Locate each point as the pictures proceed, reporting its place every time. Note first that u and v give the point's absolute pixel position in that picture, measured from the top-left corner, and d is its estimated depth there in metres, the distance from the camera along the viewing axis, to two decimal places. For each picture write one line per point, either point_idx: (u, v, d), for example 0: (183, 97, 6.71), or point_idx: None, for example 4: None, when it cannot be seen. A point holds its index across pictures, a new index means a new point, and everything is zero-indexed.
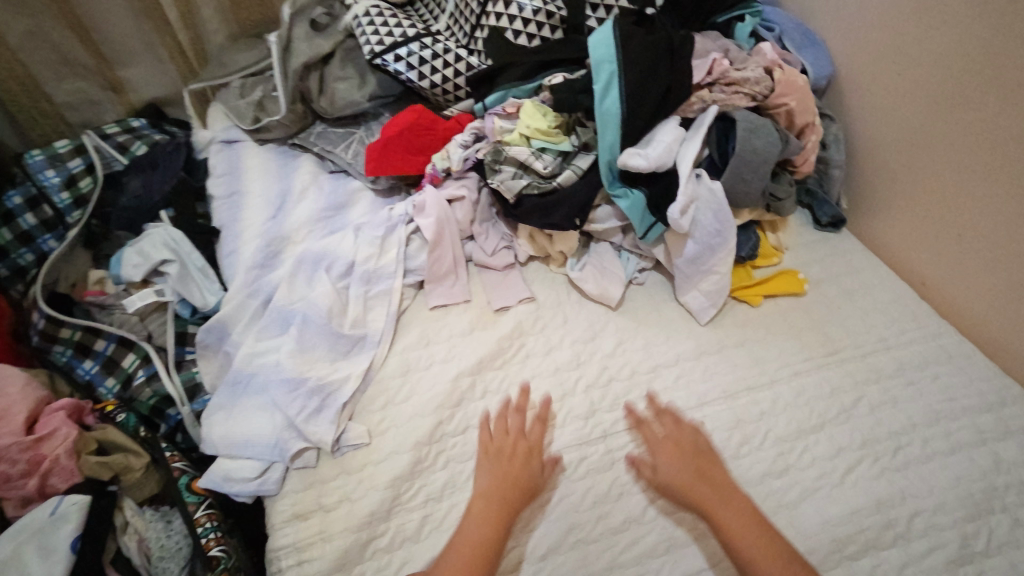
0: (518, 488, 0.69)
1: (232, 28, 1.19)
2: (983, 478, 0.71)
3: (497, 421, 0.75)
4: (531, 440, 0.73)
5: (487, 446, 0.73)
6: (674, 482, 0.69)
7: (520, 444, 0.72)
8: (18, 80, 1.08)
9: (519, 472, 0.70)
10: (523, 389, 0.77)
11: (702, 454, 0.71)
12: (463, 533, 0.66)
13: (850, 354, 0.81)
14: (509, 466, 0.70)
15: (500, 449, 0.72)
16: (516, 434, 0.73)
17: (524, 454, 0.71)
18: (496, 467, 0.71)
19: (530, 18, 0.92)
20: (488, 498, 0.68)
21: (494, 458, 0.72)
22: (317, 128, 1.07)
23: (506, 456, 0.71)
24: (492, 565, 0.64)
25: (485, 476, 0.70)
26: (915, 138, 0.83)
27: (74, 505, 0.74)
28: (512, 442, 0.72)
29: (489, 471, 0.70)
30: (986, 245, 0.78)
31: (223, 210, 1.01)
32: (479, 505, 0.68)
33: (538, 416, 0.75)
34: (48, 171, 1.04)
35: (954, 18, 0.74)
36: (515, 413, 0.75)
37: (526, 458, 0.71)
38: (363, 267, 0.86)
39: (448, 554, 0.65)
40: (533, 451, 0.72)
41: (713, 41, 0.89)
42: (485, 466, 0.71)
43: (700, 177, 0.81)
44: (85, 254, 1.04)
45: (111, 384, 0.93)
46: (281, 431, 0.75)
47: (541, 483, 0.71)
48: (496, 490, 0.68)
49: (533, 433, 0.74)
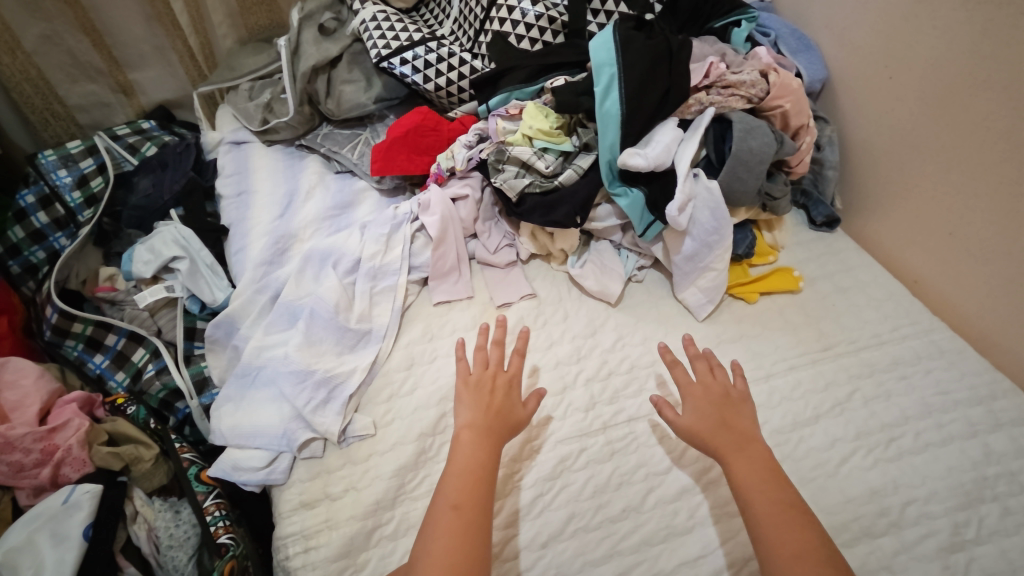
0: (501, 417, 0.69)
1: (241, 33, 1.21)
2: (974, 469, 0.73)
3: (477, 355, 0.76)
4: (508, 372, 0.75)
5: (466, 379, 0.73)
6: (691, 430, 0.68)
7: (497, 378, 0.73)
8: (32, 82, 1.10)
9: (504, 406, 0.71)
10: (500, 322, 0.78)
11: (728, 405, 0.70)
12: (455, 460, 0.65)
13: (844, 349, 0.83)
14: (492, 394, 0.71)
15: (483, 384, 0.72)
16: (494, 368, 0.74)
17: (504, 385, 0.73)
18: (479, 397, 0.71)
19: (533, 23, 0.94)
20: (476, 422, 0.68)
21: (478, 390, 0.72)
22: (324, 129, 1.09)
23: (485, 386, 0.72)
24: (489, 487, 0.63)
25: (467, 408, 0.70)
26: (907, 140, 0.85)
27: (87, 494, 0.76)
28: (492, 375, 0.73)
29: (472, 402, 0.70)
30: (977, 244, 0.80)
31: (231, 209, 1.03)
32: (466, 436, 0.67)
33: (515, 350, 0.76)
34: (61, 170, 1.06)
35: (943, 23, 0.76)
36: (493, 345, 0.76)
37: (503, 388, 0.72)
38: (369, 264, 0.88)
39: (447, 483, 0.63)
40: (508, 383, 0.73)
41: (710, 45, 0.91)
42: (467, 397, 0.71)
43: (697, 177, 0.83)
44: (96, 252, 1.06)
45: (121, 378, 0.95)
46: (289, 422, 0.77)
47: (522, 415, 0.71)
48: (482, 417, 0.69)
49: (511, 366, 0.75)
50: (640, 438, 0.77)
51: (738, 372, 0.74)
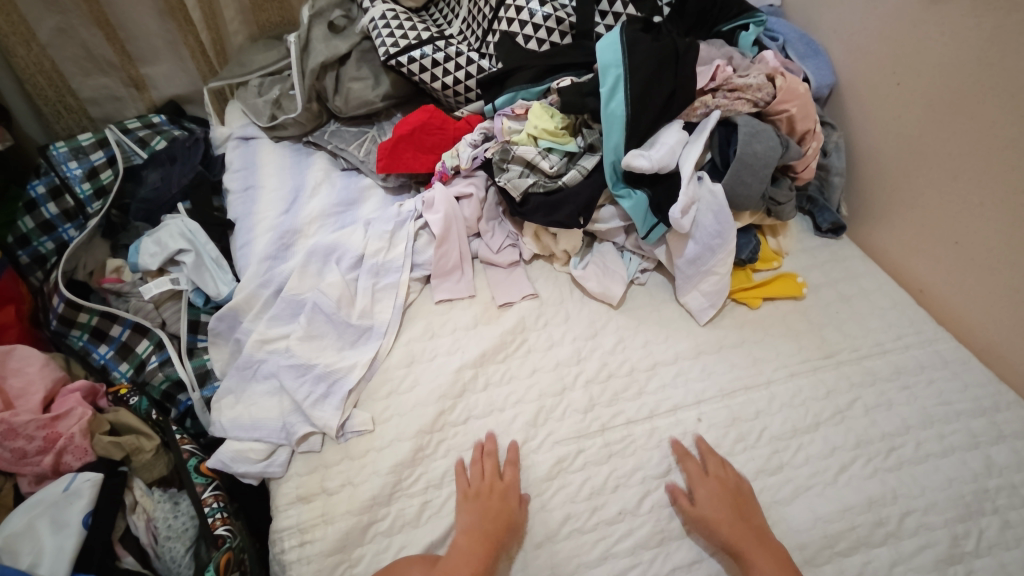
0: (495, 530, 0.68)
1: (252, 30, 1.22)
2: (975, 480, 0.72)
3: (473, 469, 0.74)
4: (505, 481, 0.72)
5: (466, 492, 0.72)
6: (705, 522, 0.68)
7: (728, 478, 0.71)
8: (45, 74, 1.12)
9: (746, 506, 0.69)
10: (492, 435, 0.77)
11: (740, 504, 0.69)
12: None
13: (846, 356, 0.83)
14: (732, 499, 0.69)
15: (716, 483, 0.70)
16: (699, 475, 0.72)
17: (737, 479, 0.72)
18: (716, 496, 0.69)
19: (541, 23, 0.95)
20: (744, 530, 0.67)
21: (702, 495, 0.70)
22: (331, 126, 1.10)
23: (488, 497, 0.70)
24: None
25: (717, 507, 0.68)
26: (914, 146, 0.84)
27: (87, 481, 0.77)
28: (722, 478, 0.71)
29: (711, 505, 0.68)
30: (983, 251, 0.79)
31: (238, 204, 1.04)
32: (736, 525, 0.67)
33: (510, 459, 0.74)
34: (71, 162, 1.08)
35: (952, 30, 0.76)
36: (493, 455, 0.74)
37: (739, 486, 0.71)
38: (371, 260, 0.89)
39: None
40: (742, 484, 0.71)
41: (717, 48, 0.91)
42: (700, 495, 0.70)
43: (701, 180, 0.83)
44: (104, 244, 1.07)
45: (125, 369, 0.96)
46: (289, 415, 0.78)
47: (520, 518, 0.70)
48: (476, 529, 0.67)
49: (507, 474, 0.73)
50: (638, 442, 0.77)
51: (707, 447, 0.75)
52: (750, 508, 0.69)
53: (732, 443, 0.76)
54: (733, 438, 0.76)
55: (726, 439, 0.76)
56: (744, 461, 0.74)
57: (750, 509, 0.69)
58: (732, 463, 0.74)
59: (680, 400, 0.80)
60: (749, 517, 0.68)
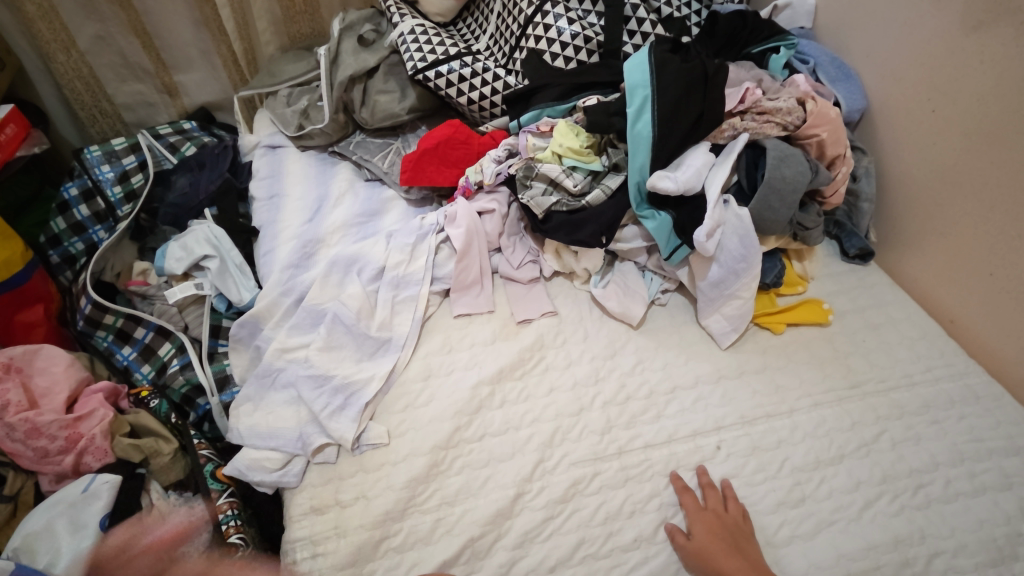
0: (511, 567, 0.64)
1: (283, 41, 1.25)
2: (1008, 523, 0.70)
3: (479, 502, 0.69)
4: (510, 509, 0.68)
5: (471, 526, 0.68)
6: (702, 560, 0.66)
7: (727, 513, 0.70)
8: (83, 80, 1.15)
9: (746, 543, 0.67)
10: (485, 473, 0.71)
11: (739, 542, 0.67)
12: None
13: (873, 388, 0.81)
14: (731, 536, 0.68)
15: (711, 516, 0.69)
16: (696, 509, 0.70)
17: (738, 515, 0.70)
18: (710, 530, 0.68)
19: (569, 41, 0.96)
20: (742, 566, 0.65)
21: (695, 526, 0.69)
22: (357, 137, 1.12)
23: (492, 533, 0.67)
24: None
25: (712, 539, 0.67)
26: (949, 175, 0.82)
27: (106, 484, 0.78)
28: (720, 513, 0.70)
29: (706, 539, 0.67)
30: (1018, 285, 0.77)
31: (264, 211, 1.05)
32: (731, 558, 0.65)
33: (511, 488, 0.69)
34: (104, 166, 1.10)
35: (991, 59, 0.74)
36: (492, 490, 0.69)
37: (740, 521, 0.69)
38: (392, 272, 0.89)
39: None
40: (743, 520, 0.69)
41: (747, 71, 0.90)
42: (695, 529, 0.68)
43: (727, 203, 0.82)
44: (132, 247, 1.09)
45: (147, 371, 0.97)
46: (305, 426, 0.78)
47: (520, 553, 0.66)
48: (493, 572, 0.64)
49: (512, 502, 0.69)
50: (655, 467, 0.76)
51: (708, 480, 0.73)
52: (749, 545, 0.67)
53: (752, 473, 0.74)
54: (753, 468, 0.75)
55: (745, 467, 0.75)
56: (765, 492, 0.73)
57: (749, 546, 0.67)
58: (751, 493, 0.73)
59: (699, 426, 0.78)
60: (747, 553, 0.66)
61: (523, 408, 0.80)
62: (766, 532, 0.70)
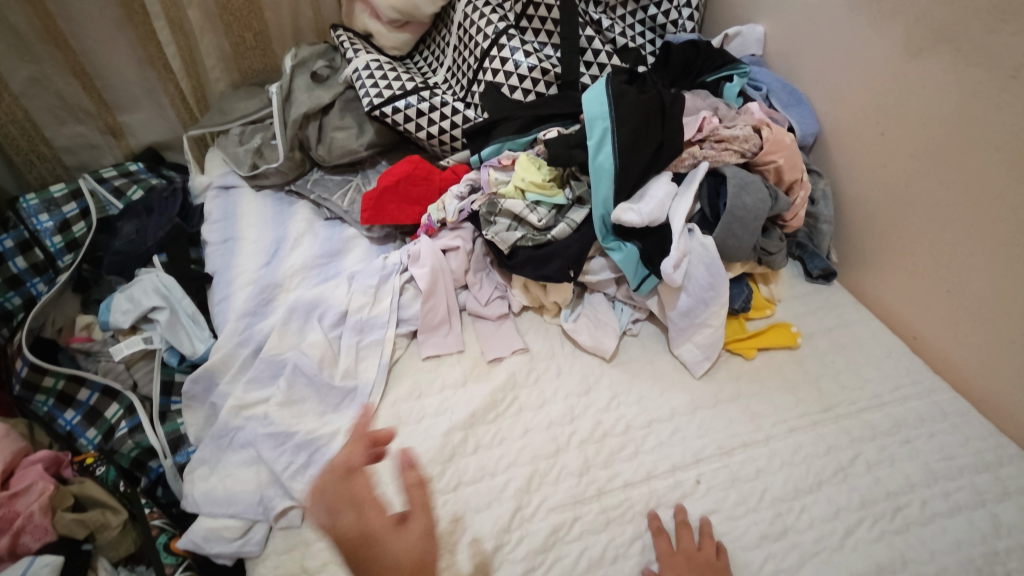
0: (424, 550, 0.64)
1: (233, 77, 1.22)
2: (985, 542, 0.70)
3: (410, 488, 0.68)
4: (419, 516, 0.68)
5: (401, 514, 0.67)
6: None
7: (700, 553, 0.68)
8: (18, 124, 1.08)
9: None
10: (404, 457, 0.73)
11: None
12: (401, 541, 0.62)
13: (845, 410, 0.81)
14: None
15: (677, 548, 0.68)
16: (669, 552, 0.68)
17: (710, 553, 0.68)
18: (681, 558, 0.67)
19: (526, 74, 0.95)
20: None
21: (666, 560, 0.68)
22: (314, 175, 1.08)
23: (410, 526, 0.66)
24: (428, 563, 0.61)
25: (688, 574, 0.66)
26: (901, 196, 0.85)
27: (46, 567, 0.70)
28: (692, 553, 0.68)
29: None
30: (976, 302, 0.79)
31: (217, 256, 1.01)
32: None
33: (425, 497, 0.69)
34: (42, 215, 1.06)
35: (934, 84, 0.77)
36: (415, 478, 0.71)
37: (713, 559, 0.68)
38: (355, 316, 0.86)
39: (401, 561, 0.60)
40: (715, 558, 0.68)
41: (702, 99, 0.90)
42: None
43: (692, 232, 0.82)
44: (74, 299, 1.04)
45: (92, 435, 0.90)
46: (266, 488, 0.74)
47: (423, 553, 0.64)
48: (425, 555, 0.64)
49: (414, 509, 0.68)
50: (636, 507, 0.73)
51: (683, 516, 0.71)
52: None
53: (734, 507, 0.73)
54: (734, 501, 0.73)
55: (726, 501, 0.73)
56: (747, 526, 0.71)
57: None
58: (733, 528, 0.71)
59: (678, 460, 0.77)
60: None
61: (496, 450, 0.78)
62: (751, 569, 0.68)
